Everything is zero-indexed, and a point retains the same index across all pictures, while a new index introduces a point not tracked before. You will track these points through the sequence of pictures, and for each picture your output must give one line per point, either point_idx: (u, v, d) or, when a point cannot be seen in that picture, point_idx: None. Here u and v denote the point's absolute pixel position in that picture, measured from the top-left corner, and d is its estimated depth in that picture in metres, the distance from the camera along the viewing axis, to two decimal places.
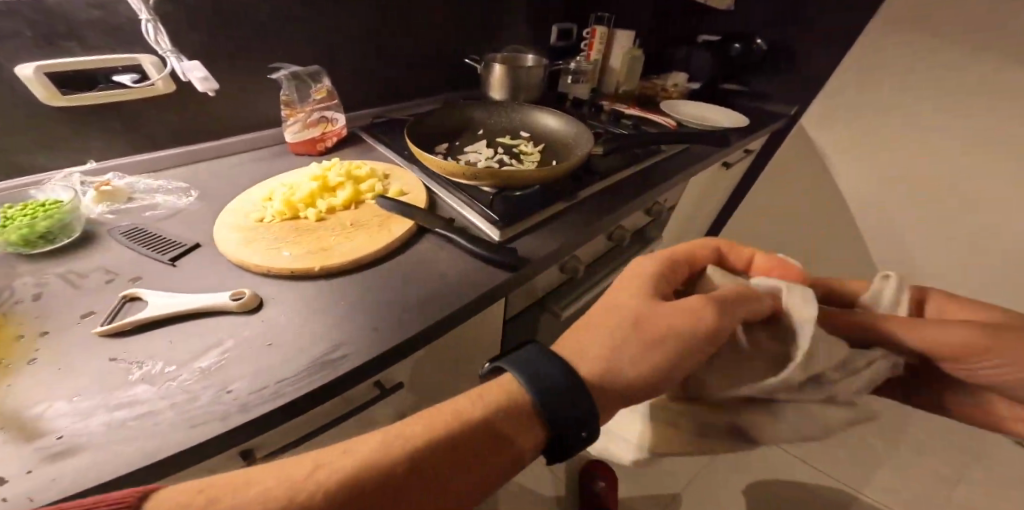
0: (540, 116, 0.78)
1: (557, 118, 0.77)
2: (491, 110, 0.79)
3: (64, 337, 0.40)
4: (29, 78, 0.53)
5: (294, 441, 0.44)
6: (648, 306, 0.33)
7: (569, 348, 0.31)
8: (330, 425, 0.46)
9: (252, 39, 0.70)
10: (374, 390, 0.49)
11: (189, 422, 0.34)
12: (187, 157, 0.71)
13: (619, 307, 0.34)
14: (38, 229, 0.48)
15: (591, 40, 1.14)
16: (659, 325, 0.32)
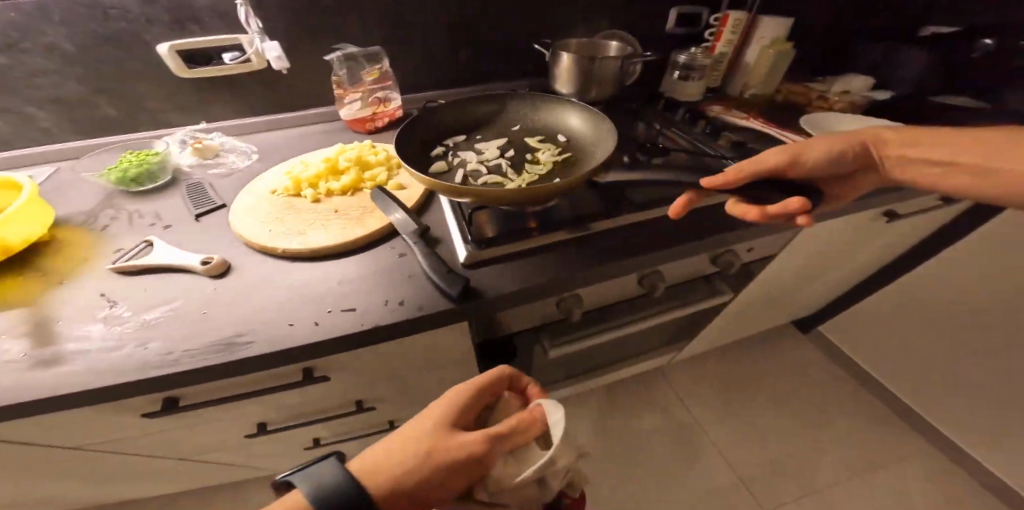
0: (567, 112, 0.70)
1: (586, 117, 0.68)
2: (531, 106, 0.73)
3: (92, 266, 0.50)
4: (164, 54, 0.67)
5: (215, 400, 0.46)
6: (435, 434, 0.33)
7: (362, 470, 0.31)
8: (255, 395, 0.48)
9: (333, 23, 0.76)
10: (300, 375, 0.48)
11: (100, 367, 0.39)
12: (271, 123, 0.81)
13: (412, 435, 0.33)
14: (129, 174, 0.62)
15: (720, 28, 0.90)
16: (444, 451, 0.31)
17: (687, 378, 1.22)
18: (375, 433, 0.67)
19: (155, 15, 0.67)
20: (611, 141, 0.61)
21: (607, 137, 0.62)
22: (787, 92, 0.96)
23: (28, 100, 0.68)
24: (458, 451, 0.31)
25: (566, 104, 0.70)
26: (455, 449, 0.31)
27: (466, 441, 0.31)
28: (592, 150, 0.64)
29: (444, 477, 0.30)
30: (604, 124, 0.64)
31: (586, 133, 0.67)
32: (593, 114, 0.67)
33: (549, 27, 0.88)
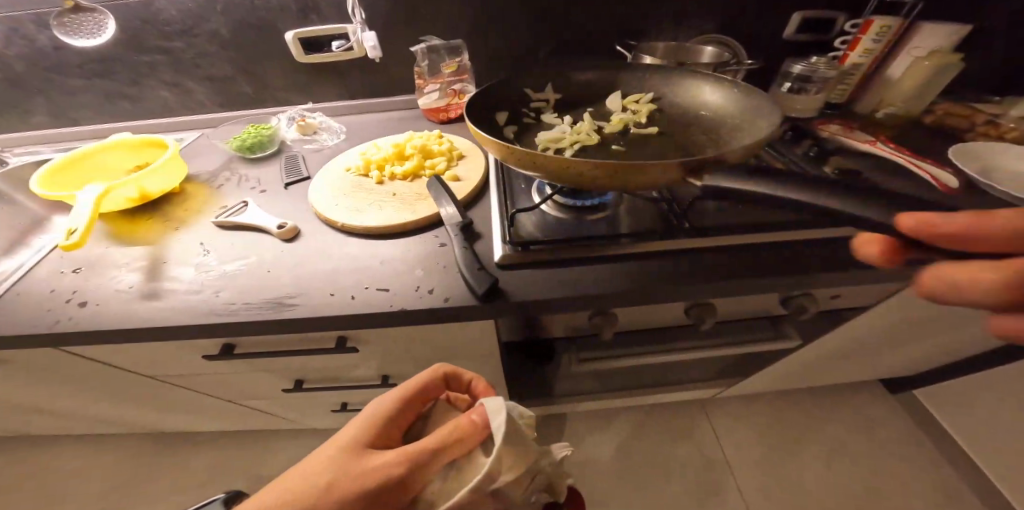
0: (702, 87, 0.68)
1: (725, 94, 0.65)
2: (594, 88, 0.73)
3: (203, 219, 0.63)
4: (288, 41, 0.76)
5: (266, 350, 0.61)
6: (348, 462, 0.37)
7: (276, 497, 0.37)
8: (298, 352, 0.60)
9: (429, 16, 0.79)
10: (333, 342, 0.58)
11: (189, 307, 0.50)
12: (364, 108, 0.89)
13: (330, 462, 0.38)
14: (246, 143, 0.73)
15: (857, 36, 0.74)
16: (353, 480, 0.36)
17: (741, 420, 1.10)
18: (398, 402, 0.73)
19: (286, 6, 0.74)
20: (771, 114, 0.57)
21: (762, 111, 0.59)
22: (942, 112, 0.76)
23: (191, 77, 0.83)
24: (389, 468, 0.35)
25: (703, 79, 0.68)
26: (378, 471, 0.35)
27: (385, 463, 0.36)
28: (739, 126, 0.61)
29: (384, 496, 0.35)
30: (749, 96, 0.62)
31: (727, 107, 0.65)
32: (732, 87, 0.65)
33: (650, 23, 0.81)
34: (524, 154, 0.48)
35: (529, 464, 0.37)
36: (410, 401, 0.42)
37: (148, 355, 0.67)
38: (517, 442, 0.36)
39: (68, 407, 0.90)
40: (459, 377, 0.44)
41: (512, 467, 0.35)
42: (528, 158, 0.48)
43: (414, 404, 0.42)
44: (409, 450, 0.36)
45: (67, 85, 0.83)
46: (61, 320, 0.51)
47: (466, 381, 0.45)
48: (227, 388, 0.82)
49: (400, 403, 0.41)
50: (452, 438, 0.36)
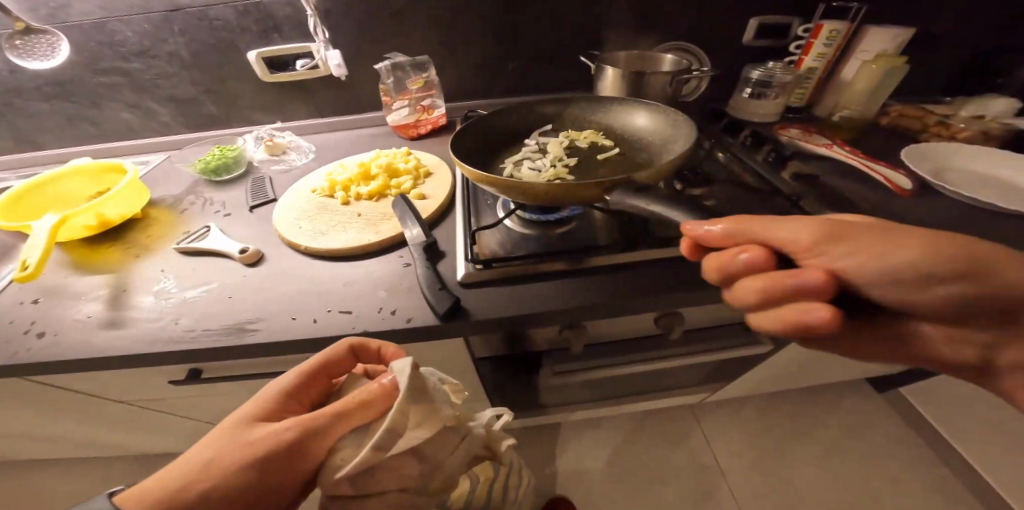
0: (633, 113, 0.70)
1: (654, 118, 0.68)
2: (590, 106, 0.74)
3: (168, 243, 0.62)
4: (252, 61, 0.76)
5: (235, 374, 0.60)
6: (240, 433, 0.37)
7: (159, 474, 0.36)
8: (270, 375, 0.60)
9: (395, 32, 0.79)
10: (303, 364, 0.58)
11: (147, 337, 0.49)
12: (334, 124, 0.88)
13: (221, 436, 0.37)
14: (211, 166, 0.73)
15: (809, 41, 0.76)
16: (245, 449, 0.36)
17: (721, 418, 1.12)
18: None
19: (247, 25, 0.74)
20: (689, 133, 0.60)
21: (680, 131, 0.62)
22: (897, 114, 0.79)
23: (154, 97, 0.82)
24: (283, 435, 0.36)
25: (634, 106, 0.70)
26: (275, 438, 0.36)
27: (282, 429, 0.36)
28: (668, 147, 0.64)
29: (280, 461, 0.36)
30: (673, 118, 0.65)
31: (654, 131, 0.68)
32: (659, 112, 0.67)
33: (614, 33, 0.83)
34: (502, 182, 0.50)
35: (443, 417, 0.41)
36: (314, 375, 0.42)
37: (121, 383, 0.66)
38: (423, 401, 0.39)
39: (43, 434, 0.89)
40: (369, 346, 0.44)
41: (420, 424, 0.39)
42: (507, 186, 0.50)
43: (318, 378, 0.42)
44: (308, 416, 0.37)
45: (26, 108, 0.81)
46: (18, 351, 0.50)
47: (375, 349, 0.45)
48: (205, 409, 0.81)
49: (301, 378, 0.42)
50: (354, 401, 0.38)
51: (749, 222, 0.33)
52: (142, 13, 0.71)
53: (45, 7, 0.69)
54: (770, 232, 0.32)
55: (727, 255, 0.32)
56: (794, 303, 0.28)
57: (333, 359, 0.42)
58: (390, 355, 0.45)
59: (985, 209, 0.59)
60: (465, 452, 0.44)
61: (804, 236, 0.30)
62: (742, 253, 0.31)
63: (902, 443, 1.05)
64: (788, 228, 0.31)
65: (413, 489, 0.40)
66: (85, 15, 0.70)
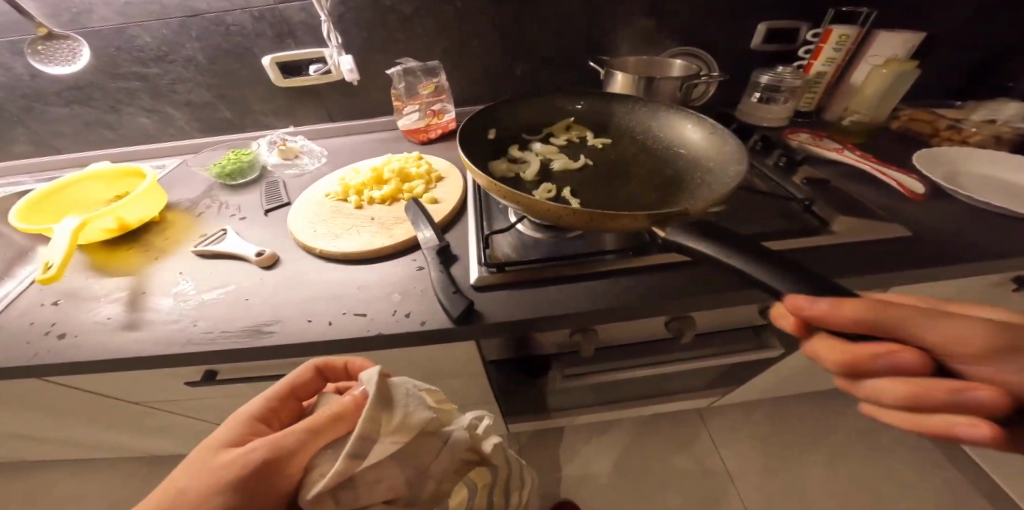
0: (686, 125, 0.67)
1: (722, 151, 0.62)
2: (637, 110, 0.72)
3: (158, 251, 0.63)
4: (265, 66, 0.76)
5: (246, 376, 0.61)
6: (206, 463, 0.37)
7: None
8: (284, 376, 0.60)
9: (407, 37, 0.80)
10: None
11: (140, 344, 0.50)
12: (346, 130, 0.89)
13: (189, 468, 0.37)
14: (226, 170, 0.74)
15: (818, 45, 0.76)
16: (212, 478, 0.35)
17: (730, 424, 1.11)
18: None
19: (262, 30, 0.74)
20: (738, 165, 0.58)
21: (732, 165, 0.58)
22: (908, 118, 0.79)
23: (169, 102, 0.82)
24: (253, 455, 0.36)
25: (685, 117, 0.67)
26: (246, 460, 0.36)
27: (251, 451, 0.36)
28: (709, 173, 0.61)
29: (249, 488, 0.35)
30: (727, 142, 0.61)
31: (710, 161, 0.62)
32: (712, 129, 0.65)
33: (624, 38, 0.83)
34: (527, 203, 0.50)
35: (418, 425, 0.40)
36: (283, 397, 0.43)
37: (131, 384, 0.67)
38: (397, 410, 0.39)
39: (58, 435, 0.90)
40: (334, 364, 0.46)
41: (396, 430, 0.38)
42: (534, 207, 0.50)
43: (289, 400, 0.44)
44: (274, 435, 0.37)
45: (44, 114, 0.82)
46: (38, 353, 0.51)
47: (342, 366, 0.47)
48: (216, 410, 0.82)
49: (271, 402, 0.43)
50: (323, 415, 0.38)
51: (887, 309, 0.27)
52: (159, 18, 0.71)
53: (67, 12, 0.69)
54: (921, 333, 0.26)
55: (864, 352, 0.27)
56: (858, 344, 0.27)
57: (300, 380, 0.44)
58: (358, 367, 0.47)
59: (998, 213, 0.59)
60: (448, 457, 0.43)
61: (964, 341, 0.25)
62: (877, 350, 0.26)
63: (914, 447, 1.04)
64: (930, 327, 0.26)
65: (401, 496, 0.40)
66: (105, 21, 0.71)
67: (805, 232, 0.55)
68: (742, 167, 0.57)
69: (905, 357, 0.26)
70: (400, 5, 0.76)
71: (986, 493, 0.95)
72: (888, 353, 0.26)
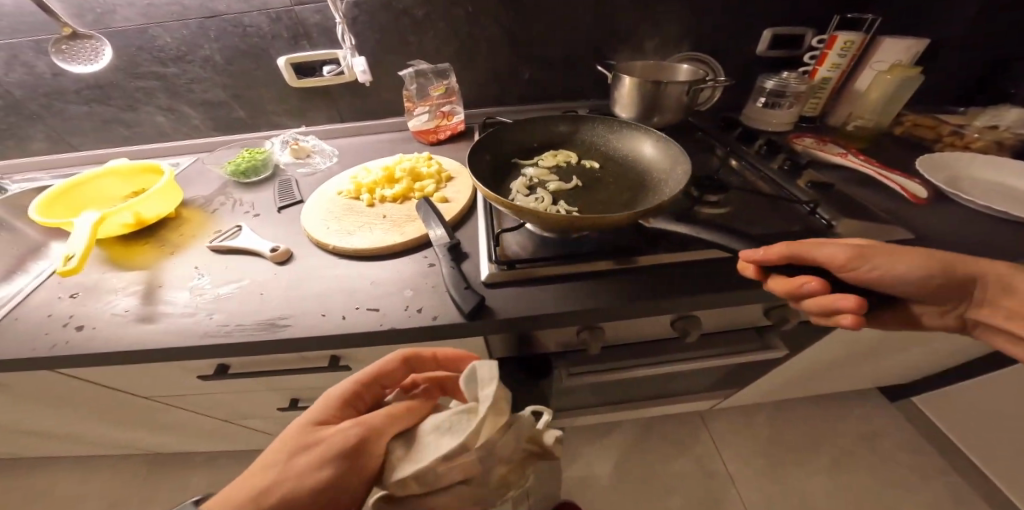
0: (632, 138, 0.68)
1: (669, 154, 0.63)
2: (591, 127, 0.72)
3: (188, 244, 0.65)
4: (281, 67, 0.78)
5: (257, 370, 0.61)
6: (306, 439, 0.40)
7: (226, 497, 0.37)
8: (293, 370, 0.61)
9: (420, 40, 0.81)
10: (327, 361, 0.59)
11: (163, 335, 0.51)
12: (357, 130, 0.91)
13: (290, 443, 0.40)
14: (241, 168, 0.75)
15: (824, 51, 0.78)
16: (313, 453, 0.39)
17: (732, 427, 1.12)
18: None
19: (279, 32, 0.76)
20: (683, 166, 0.58)
21: (677, 164, 0.60)
22: (910, 124, 0.80)
23: (186, 102, 0.84)
24: (348, 436, 0.39)
25: (632, 131, 0.68)
26: (341, 440, 0.39)
27: (346, 431, 0.39)
28: (662, 180, 0.61)
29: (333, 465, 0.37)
30: (671, 145, 0.62)
31: (659, 164, 0.64)
32: (655, 140, 0.65)
33: (632, 43, 0.85)
34: (521, 209, 0.52)
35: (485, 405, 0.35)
36: (366, 384, 0.44)
37: (144, 379, 0.68)
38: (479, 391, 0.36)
39: (61, 431, 0.91)
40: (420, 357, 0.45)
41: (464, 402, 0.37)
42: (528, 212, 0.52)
43: (372, 387, 0.44)
44: (366, 419, 0.40)
45: (63, 112, 0.83)
46: (57, 344, 0.52)
47: (428, 357, 0.46)
48: (222, 406, 0.82)
49: (356, 386, 0.44)
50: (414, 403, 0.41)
51: (796, 246, 0.43)
52: (180, 19, 0.73)
53: (92, 12, 0.71)
54: (818, 255, 0.43)
55: (794, 284, 0.42)
56: (792, 280, 0.42)
57: (384, 371, 0.43)
58: (443, 360, 0.46)
59: (1000, 217, 0.60)
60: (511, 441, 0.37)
61: (841, 257, 0.42)
62: (800, 282, 0.41)
63: (916, 450, 1.04)
64: (826, 250, 0.43)
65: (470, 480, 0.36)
66: (127, 22, 0.72)
67: (810, 234, 0.56)
68: (687, 169, 0.57)
69: (821, 283, 0.41)
70: (413, 8, 0.78)
71: (988, 499, 0.95)
72: (811, 284, 0.41)
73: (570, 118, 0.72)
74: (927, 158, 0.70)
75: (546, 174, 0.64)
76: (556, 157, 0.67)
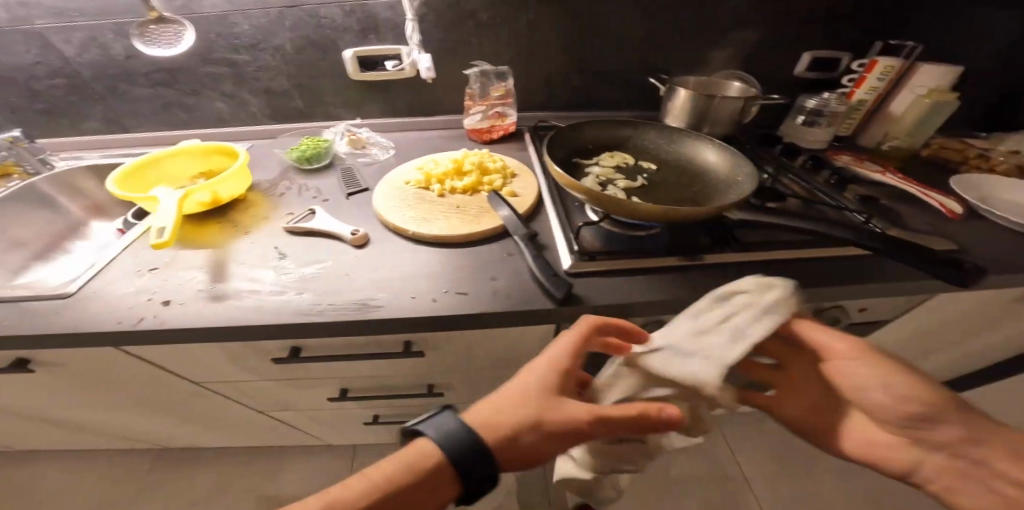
0: (691, 142, 0.71)
1: (727, 156, 0.67)
2: (647, 130, 0.75)
3: (263, 225, 0.65)
4: (347, 59, 0.80)
5: (329, 355, 0.62)
6: (542, 402, 0.38)
7: (477, 419, 0.37)
8: (365, 356, 0.61)
9: (482, 42, 0.85)
10: (402, 346, 0.60)
11: (253, 311, 0.51)
12: (409, 125, 0.93)
13: (518, 393, 0.38)
14: (305, 154, 0.76)
15: (863, 75, 0.82)
16: (552, 419, 0.37)
17: (747, 431, 1.15)
18: (419, 395, 0.77)
19: (350, 25, 0.79)
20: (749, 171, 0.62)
21: (741, 167, 0.63)
22: (938, 146, 0.85)
23: (248, 89, 0.85)
24: (581, 417, 0.37)
25: (689, 137, 0.71)
26: (572, 417, 0.37)
27: (576, 411, 0.38)
28: (727, 183, 0.64)
29: (553, 429, 0.37)
30: (731, 149, 0.66)
31: (718, 168, 0.67)
32: (713, 144, 0.69)
33: (682, 56, 0.89)
34: (605, 199, 0.54)
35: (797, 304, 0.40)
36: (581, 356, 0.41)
37: (192, 370, 0.66)
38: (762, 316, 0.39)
39: (84, 421, 0.89)
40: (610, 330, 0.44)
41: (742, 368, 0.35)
42: (613, 202, 0.54)
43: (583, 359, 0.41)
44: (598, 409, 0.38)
45: (121, 93, 0.84)
46: (144, 318, 0.50)
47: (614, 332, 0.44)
48: (260, 395, 0.81)
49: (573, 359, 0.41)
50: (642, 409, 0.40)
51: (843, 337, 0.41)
52: (261, 7, 0.75)
53: None
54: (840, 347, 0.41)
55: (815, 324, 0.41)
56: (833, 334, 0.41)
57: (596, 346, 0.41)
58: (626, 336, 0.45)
59: None
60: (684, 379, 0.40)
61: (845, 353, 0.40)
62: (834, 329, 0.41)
63: None
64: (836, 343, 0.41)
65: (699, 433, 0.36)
66: (210, 8, 0.74)
67: None
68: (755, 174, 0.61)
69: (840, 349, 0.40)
70: (480, 11, 0.81)
71: None
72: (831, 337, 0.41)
73: (622, 122, 0.75)
74: (961, 178, 0.75)
75: (611, 172, 0.67)
76: (617, 157, 0.70)
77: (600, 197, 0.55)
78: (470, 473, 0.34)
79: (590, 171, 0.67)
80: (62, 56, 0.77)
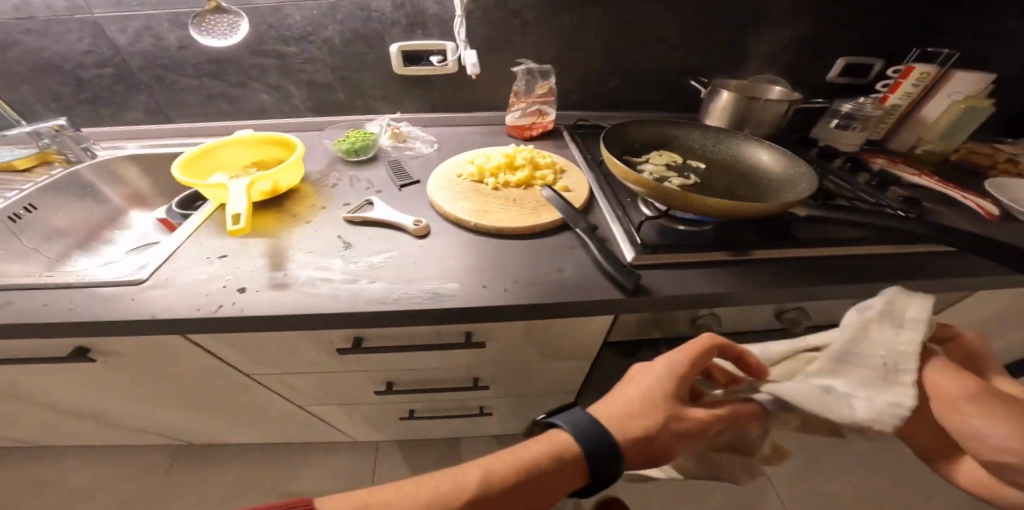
0: (739, 143, 0.73)
1: (775, 156, 0.69)
2: (693, 130, 0.76)
3: (321, 214, 0.66)
4: (393, 53, 0.81)
5: (388, 345, 0.62)
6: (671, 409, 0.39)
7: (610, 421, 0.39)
8: (424, 347, 0.62)
9: (525, 40, 0.86)
10: (462, 337, 0.61)
11: (328, 298, 0.51)
12: (448, 120, 0.94)
13: (648, 400, 0.39)
14: (354, 146, 0.77)
15: (898, 80, 0.85)
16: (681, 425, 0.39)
17: None
18: (462, 388, 0.78)
19: (398, 19, 0.80)
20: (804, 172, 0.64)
21: (794, 168, 0.65)
22: (968, 151, 0.87)
23: (293, 81, 0.86)
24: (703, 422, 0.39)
25: (737, 137, 0.73)
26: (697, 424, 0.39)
27: (701, 417, 0.39)
28: (780, 183, 0.66)
29: (678, 434, 0.39)
30: (782, 150, 0.68)
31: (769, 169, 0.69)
32: (762, 145, 0.71)
33: (719, 58, 0.91)
34: (671, 194, 0.56)
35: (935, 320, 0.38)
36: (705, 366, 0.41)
37: (245, 360, 0.66)
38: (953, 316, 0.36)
39: (117, 414, 0.89)
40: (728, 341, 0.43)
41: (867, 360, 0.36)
42: (679, 197, 0.55)
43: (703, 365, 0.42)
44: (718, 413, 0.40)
45: (166, 83, 0.84)
46: (222, 305, 0.50)
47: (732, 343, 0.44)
48: (300, 388, 0.81)
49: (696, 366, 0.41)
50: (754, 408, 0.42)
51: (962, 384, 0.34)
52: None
53: None
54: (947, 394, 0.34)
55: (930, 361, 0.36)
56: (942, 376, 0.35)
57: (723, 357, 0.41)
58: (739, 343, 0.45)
59: None
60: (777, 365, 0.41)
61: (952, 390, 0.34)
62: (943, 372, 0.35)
63: None
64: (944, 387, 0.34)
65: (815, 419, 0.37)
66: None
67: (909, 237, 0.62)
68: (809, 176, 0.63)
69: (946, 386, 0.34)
70: (526, 10, 0.82)
71: None
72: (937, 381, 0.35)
73: (669, 122, 0.77)
74: (996, 181, 0.77)
75: (664, 170, 0.68)
76: (667, 156, 0.71)
77: (665, 192, 0.56)
78: (598, 470, 0.36)
79: (643, 168, 0.69)
80: (113, 44, 0.78)
